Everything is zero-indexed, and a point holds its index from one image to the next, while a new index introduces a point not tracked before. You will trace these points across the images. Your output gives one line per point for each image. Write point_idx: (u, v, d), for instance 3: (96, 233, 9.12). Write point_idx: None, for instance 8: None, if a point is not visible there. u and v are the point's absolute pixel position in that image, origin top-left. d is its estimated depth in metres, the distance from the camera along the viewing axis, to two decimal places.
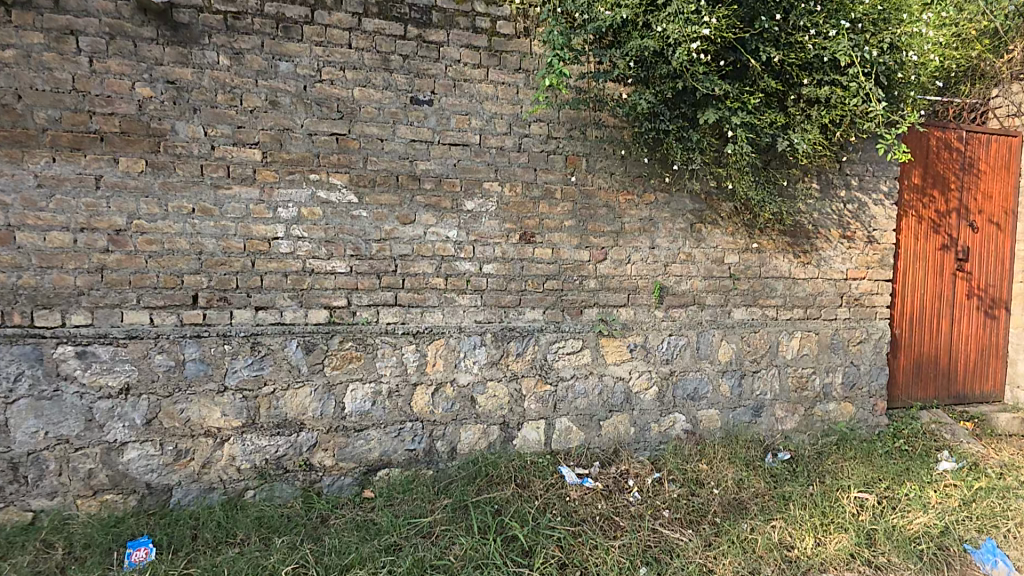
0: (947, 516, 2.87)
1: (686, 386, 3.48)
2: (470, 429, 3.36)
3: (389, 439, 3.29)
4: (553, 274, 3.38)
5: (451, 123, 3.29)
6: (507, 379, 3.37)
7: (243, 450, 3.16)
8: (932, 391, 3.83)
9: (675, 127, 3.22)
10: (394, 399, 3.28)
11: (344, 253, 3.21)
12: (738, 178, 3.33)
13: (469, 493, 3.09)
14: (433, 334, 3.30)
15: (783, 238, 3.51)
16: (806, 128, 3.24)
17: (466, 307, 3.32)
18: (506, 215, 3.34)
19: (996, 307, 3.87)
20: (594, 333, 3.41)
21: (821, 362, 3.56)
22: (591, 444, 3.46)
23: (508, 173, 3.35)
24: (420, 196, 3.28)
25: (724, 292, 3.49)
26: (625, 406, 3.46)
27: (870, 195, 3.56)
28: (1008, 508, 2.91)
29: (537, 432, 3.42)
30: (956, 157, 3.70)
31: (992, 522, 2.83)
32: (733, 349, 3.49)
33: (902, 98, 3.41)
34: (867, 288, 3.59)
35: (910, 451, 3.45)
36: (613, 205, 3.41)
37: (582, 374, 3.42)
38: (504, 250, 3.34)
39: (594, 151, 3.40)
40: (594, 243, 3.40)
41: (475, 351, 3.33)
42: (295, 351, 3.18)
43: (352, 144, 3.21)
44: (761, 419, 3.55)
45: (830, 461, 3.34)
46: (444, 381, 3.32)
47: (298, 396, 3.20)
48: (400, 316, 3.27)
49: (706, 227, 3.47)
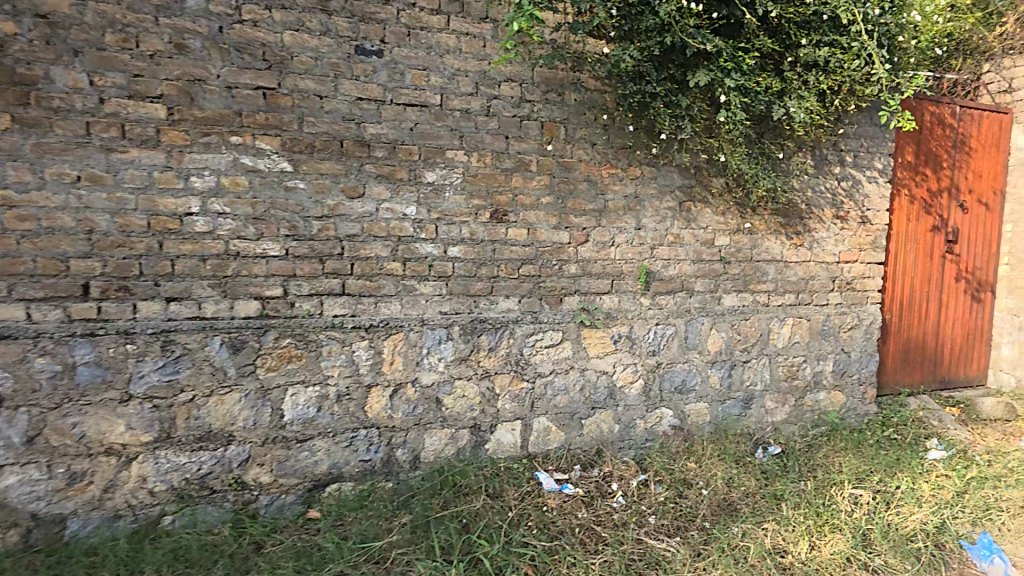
0: (942, 511, 2.68)
1: (673, 379, 3.17)
2: (435, 434, 2.88)
3: (339, 450, 2.77)
4: (529, 258, 2.97)
5: (405, 79, 2.79)
6: (477, 378, 2.92)
7: (156, 470, 2.63)
8: (919, 377, 3.71)
9: (663, 89, 2.84)
10: (345, 404, 2.77)
11: (278, 233, 2.70)
12: (730, 151, 3.02)
13: (433, 508, 2.64)
14: (389, 328, 2.81)
15: (776, 218, 3.24)
16: (803, 95, 2.94)
17: (428, 297, 2.86)
18: (474, 189, 2.89)
19: (982, 290, 3.78)
20: (575, 323, 3.03)
21: (812, 351, 3.34)
22: (572, 445, 3.07)
23: (475, 141, 2.88)
24: (370, 165, 2.77)
25: (714, 277, 3.19)
26: (610, 402, 3.11)
27: (864, 172, 3.33)
28: (999, 499, 2.77)
29: (513, 434, 2.99)
30: (949, 134, 3.52)
31: (986, 515, 2.67)
32: (723, 337, 3.21)
33: (903, 65, 3.13)
34: (859, 271, 3.38)
35: (900, 440, 3.30)
36: (595, 179, 3.02)
37: (562, 369, 3.03)
38: (471, 230, 2.89)
39: (574, 117, 2.97)
40: (573, 223, 3.01)
41: (441, 347, 2.87)
42: (219, 350, 2.66)
43: (283, 100, 2.69)
44: (751, 411, 3.30)
45: (820, 454, 3.13)
46: (403, 382, 2.83)
47: (225, 403, 2.67)
48: (348, 307, 2.77)
49: (695, 206, 3.14)
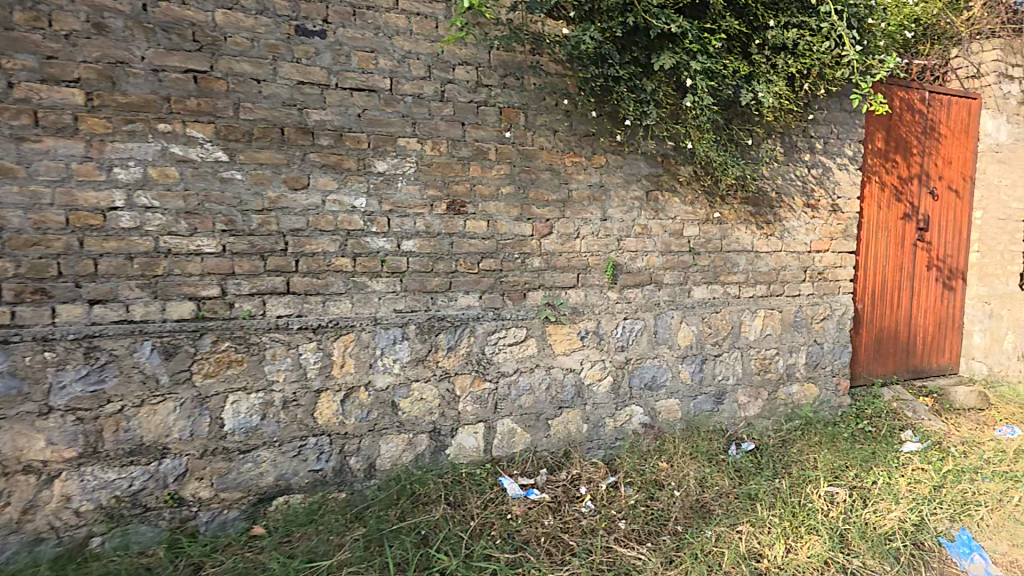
0: (921, 507, 2.59)
1: (644, 375, 3.05)
2: (392, 441, 2.70)
3: (286, 460, 2.58)
4: (489, 252, 2.81)
5: (351, 61, 2.60)
6: (436, 380, 2.75)
7: (82, 488, 2.39)
8: (892, 367, 3.66)
9: (627, 73, 2.71)
10: (292, 411, 2.58)
11: (214, 228, 2.50)
12: (697, 137, 2.90)
13: (388, 520, 2.46)
14: (338, 329, 2.62)
15: (745, 207, 3.13)
16: (772, 79, 2.84)
17: (382, 294, 2.68)
18: (428, 178, 2.72)
19: (953, 278, 3.75)
20: (539, 319, 2.89)
21: (784, 343, 3.25)
22: (538, 448, 2.93)
23: (428, 127, 2.71)
24: (315, 154, 2.59)
25: (683, 269, 3.07)
26: (577, 402, 2.97)
27: (834, 159, 3.25)
28: (977, 493, 2.70)
29: (475, 438, 2.83)
30: (918, 119, 3.47)
31: (965, 510, 2.60)
32: (694, 331, 3.09)
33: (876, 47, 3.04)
34: (831, 261, 3.31)
35: (875, 432, 3.23)
36: (558, 168, 2.88)
37: (526, 368, 2.88)
38: (427, 222, 2.72)
39: (534, 102, 2.82)
40: (536, 214, 2.86)
41: (396, 347, 2.69)
42: (150, 356, 2.44)
43: (217, 84, 2.49)
44: (723, 407, 3.20)
45: (794, 449, 3.05)
46: (356, 386, 2.64)
47: (158, 414, 2.46)
48: (294, 307, 2.58)
49: (663, 194, 3.02)
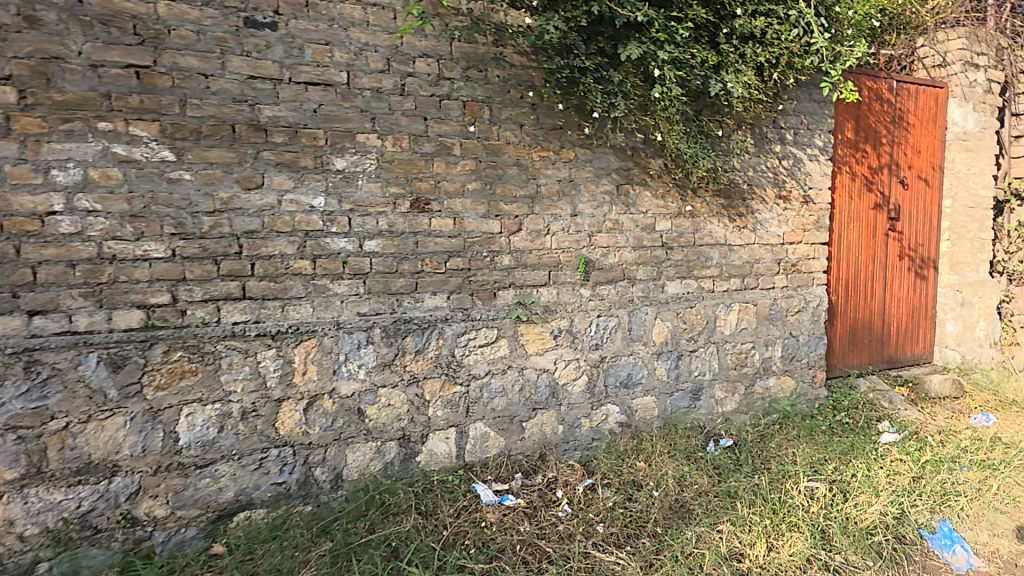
0: (901, 500, 2.57)
1: (619, 373, 3.00)
2: (359, 449, 2.61)
3: (247, 473, 2.46)
4: (456, 250, 2.72)
5: (305, 55, 2.50)
6: (404, 384, 2.65)
7: (25, 511, 2.22)
8: (867, 357, 3.67)
9: (592, 64, 2.64)
10: (251, 422, 2.46)
11: (162, 232, 2.36)
12: (667, 129, 2.85)
13: (356, 533, 2.36)
14: (299, 335, 2.51)
15: (717, 200, 3.10)
16: (740, 69, 2.80)
17: (344, 297, 2.57)
18: (390, 176, 2.62)
19: (925, 267, 3.77)
20: (510, 318, 2.81)
21: (760, 336, 3.22)
22: (512, 451, 2.86)
23: (389, 123, 2.61)
24: (269, 152, 2.47)
25: (657, 264, 3.02)
26: (552, 402, 2.90)
27: (805, 149, 3.24)
28: (956, 483, 2.69)
29: (446, 444, 2.74)
30: (887, 109, 3.48)
31: (944, 501, 2.59)
32: (668, 327, 3.05)
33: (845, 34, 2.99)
34: (804, 252, 3.29)
35: (852, 424, 3.22)
36: (525, 163, 2.80)
37: (498, 369, 2.80)
38: (390, 221, 2.63)
39: (499, 96, 2.75)
40: (504, 210, 2.78)
41: (360, 352, 2.59)
42: (96, 369, 2.29)
43: (161, 80, 2.35)
44: (700, 403, 3.16)
45: (772, 444, 3.02)
46: (319, 394, 2.54)
47: (106, 430, 2.31)
48: (250, 313, 2.46)
49: (634, 188, 2.97)
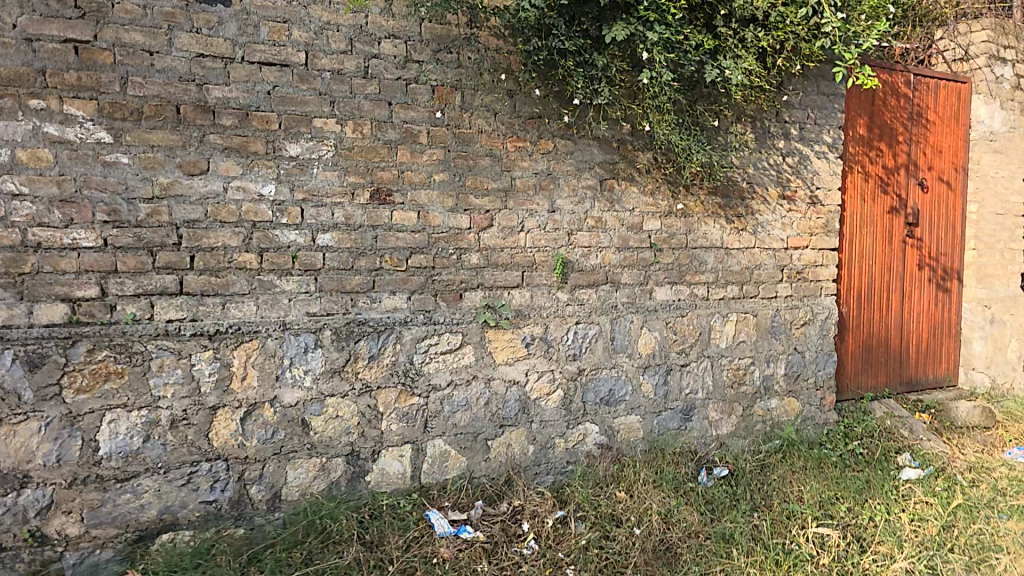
0: (930, 555, 2.21)
1: (599, 388, 2.70)
2: (301, 465, 2.34)
3: (174, 490, 2.21)
4: (419, 247, 2.48)
5: (260, 32, 2.30)
6: (355, 394, 2.40)
7: None
8: (884, 378, 3.28)
9: (573, 46, 2.43)
10: (182, 431, 2.21)
11: (93, 219, 2.15)
12: (656, 119, 2.62)
13: (290, 566, 2.09)
14: (239, 336, 2.27)
15: (712, 199, 2.82)
16: (740, 54, 2.56)
17: (292, 295, 2.34)
18: (349, 164, 2.40)
19: (948, 278, 3.41)
20: (477, 324, 2.54)
21: (761, 351, 2.89)
22: (475, 473, 2.56)
23: (350, 107, 2.40)
24: (215, 135, 2.26)
25: (644, 268, 2.74)
26: (522, 419, 2.61)
27: (812, 147, 2.95)
28: (994, 533, 2.32)
29: (400, 462, 2.46)
30: (902, 105, 3.21)
31: (982, 557, 2.21)
32: (657, 338, 2.75)
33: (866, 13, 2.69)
34: (811, 259, 2.97)
35: (868, 455, 2.85)
36: (498, 153, 2.57)
37: (461, 381, 2.53)
38: (346, 213, 2.39)
39: (471, 81, 2.53)
40: (473, 205, 2.54)
41: (307, 357, 2.34)
42: (11, 368, 2.06)
43: (102, 56, 2.15)
44: (692, 424, 2.83)
45: (774, 476, 2.67)
46: (259, 402, 2.29)
47: (18, 437, 2.07)
48: (186, 310, 2.23)
49: (619, 184, 2.71)
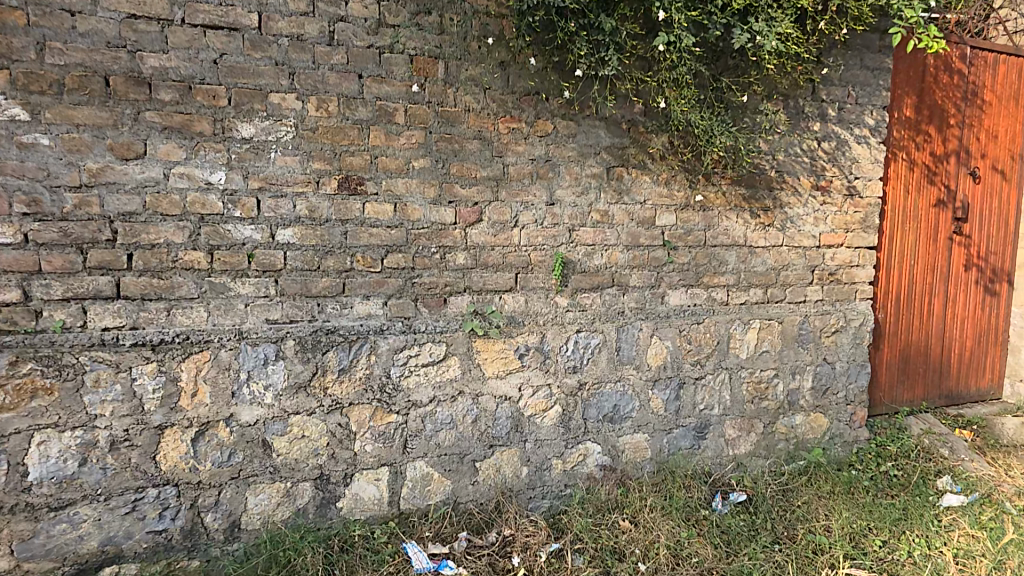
0: None
1: (602, 404, 2.39)
2: (263, 491, 2.07)
3: (117, 519, 1.94)
4: (397, 245, 2.15)
5: None
6: (323, 412, 2.11)
7: None
8: (920, 391, 2.95)
9: (577, 5, 2.04)
10: (123, 455, 1.93)
11: (10, 210, 1.82)
12: (674, 95, 2.23)
13: None
14: (188, 346, 1.97)
15: (736, 189, 2.45)
16: (775, 15, 2.16)
17: (249, 300, 2.02)
18: (313, 147, 2.06)
19: (997, 280, 3.03)
20: (463, 333, 2.23)
21: (786, 362, 2.57)
22: (461, 498, 2.29)
23: (313, 81, 2.04)
24: (153, 112, 1.91)
25: (655, 268, 2.40)
26: (514, 438, 2.32)
27: (852, 129, 2.56)
28: None
29: (376, 487, 2.19)
30: (957, 82, 2.79)
31: None
32: (668, 348, 2.43)
33: None
34: (846, 258, 2.61)
35: (904, 479, 2.55)
36: (489, 136, 2.21)
37: (445, 396, 2.23)
38: (311, 205, 2.06)
39: (457, 49, 2.16)
40: (460, 195, 2.20)
41: (268, 370, 2.04)
42: None
43: (12, 15, 1.79)
44: (706, 443, 2.52)
45: (798, 502, 2.38)
46: (211, 422, 2.00)
47: None
48: (125, 317, 1.92)
49: (629, 172, 2.35)
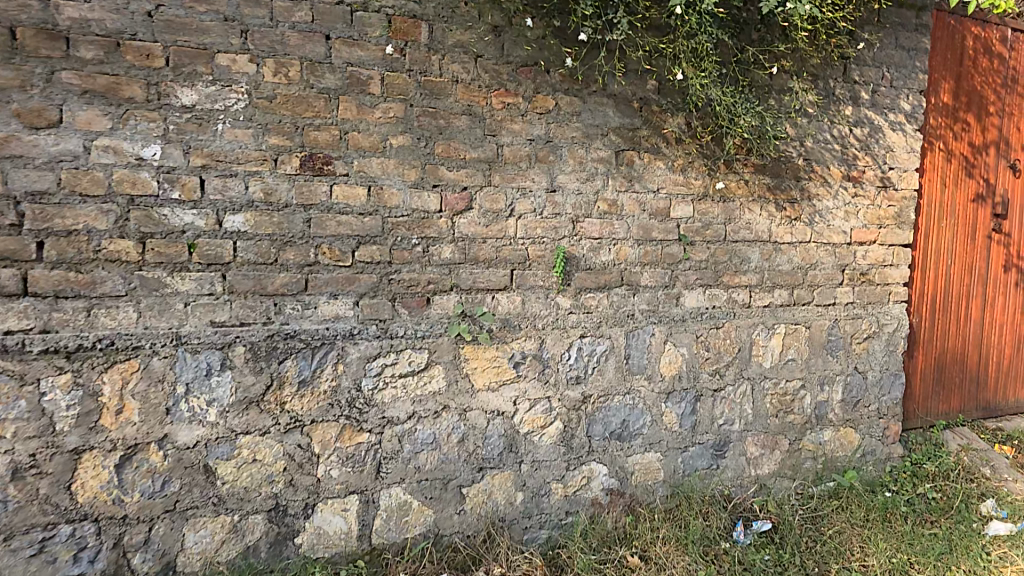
0: None
1: (609, 420, 2.09)
2: (205, 526, 1.73)
3: (18, 565, 1.58)
4: (371, 235, 1.83)
5: None
6: (280, 432, 1.78)
7: None
8: (956, 403, 2.68)
9: None
10: (28, 487, 1.58)
11: None
12: (692, 66, 1.96)
13: None
14: (112, 354, 1.63)
15: (760, 177, 2.17)
16: None
17: (189, 299, 1.69)
18: (270, 120, 1.73)
19: None
20: (449, 339, 1.92)
21: (814, 371, 2.28)
22: (444, 530, 1.96)
23: (270, 41, 1.72)
24: (70, 72, 1.58)
25: (669, 265, 2.11)
26: (508, 460, 2.00)
27: (886, 114, 2.29)
28: None
29: (343, 520, 1.86)
30: (997, 66, 2.55)
31: None
32: (683, 355, 2.13)
33: None
34: (878, 256, 2.34)
35: (944, 503, 2.27)
36: (479, 112, 1.91)
37: (427, 413, 1.91)
38: (267, 187, 1.74)
39: (442, 10, 1.85)
40: (444, 178, 1.89)
41: (212, 383, 1.71)
42: None
43: None
44: (724, 464, 2.23)
45: (830, 532, 2.09)
46: (141, 444, 1.67)
47: None
48: (32, 318, 1.57)
49: (640, 156, 2.05)
